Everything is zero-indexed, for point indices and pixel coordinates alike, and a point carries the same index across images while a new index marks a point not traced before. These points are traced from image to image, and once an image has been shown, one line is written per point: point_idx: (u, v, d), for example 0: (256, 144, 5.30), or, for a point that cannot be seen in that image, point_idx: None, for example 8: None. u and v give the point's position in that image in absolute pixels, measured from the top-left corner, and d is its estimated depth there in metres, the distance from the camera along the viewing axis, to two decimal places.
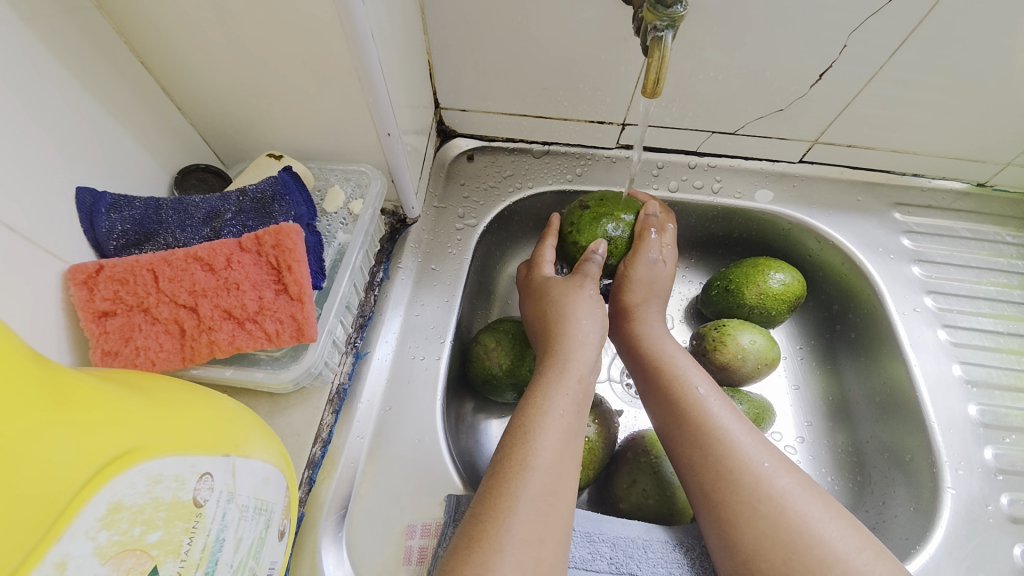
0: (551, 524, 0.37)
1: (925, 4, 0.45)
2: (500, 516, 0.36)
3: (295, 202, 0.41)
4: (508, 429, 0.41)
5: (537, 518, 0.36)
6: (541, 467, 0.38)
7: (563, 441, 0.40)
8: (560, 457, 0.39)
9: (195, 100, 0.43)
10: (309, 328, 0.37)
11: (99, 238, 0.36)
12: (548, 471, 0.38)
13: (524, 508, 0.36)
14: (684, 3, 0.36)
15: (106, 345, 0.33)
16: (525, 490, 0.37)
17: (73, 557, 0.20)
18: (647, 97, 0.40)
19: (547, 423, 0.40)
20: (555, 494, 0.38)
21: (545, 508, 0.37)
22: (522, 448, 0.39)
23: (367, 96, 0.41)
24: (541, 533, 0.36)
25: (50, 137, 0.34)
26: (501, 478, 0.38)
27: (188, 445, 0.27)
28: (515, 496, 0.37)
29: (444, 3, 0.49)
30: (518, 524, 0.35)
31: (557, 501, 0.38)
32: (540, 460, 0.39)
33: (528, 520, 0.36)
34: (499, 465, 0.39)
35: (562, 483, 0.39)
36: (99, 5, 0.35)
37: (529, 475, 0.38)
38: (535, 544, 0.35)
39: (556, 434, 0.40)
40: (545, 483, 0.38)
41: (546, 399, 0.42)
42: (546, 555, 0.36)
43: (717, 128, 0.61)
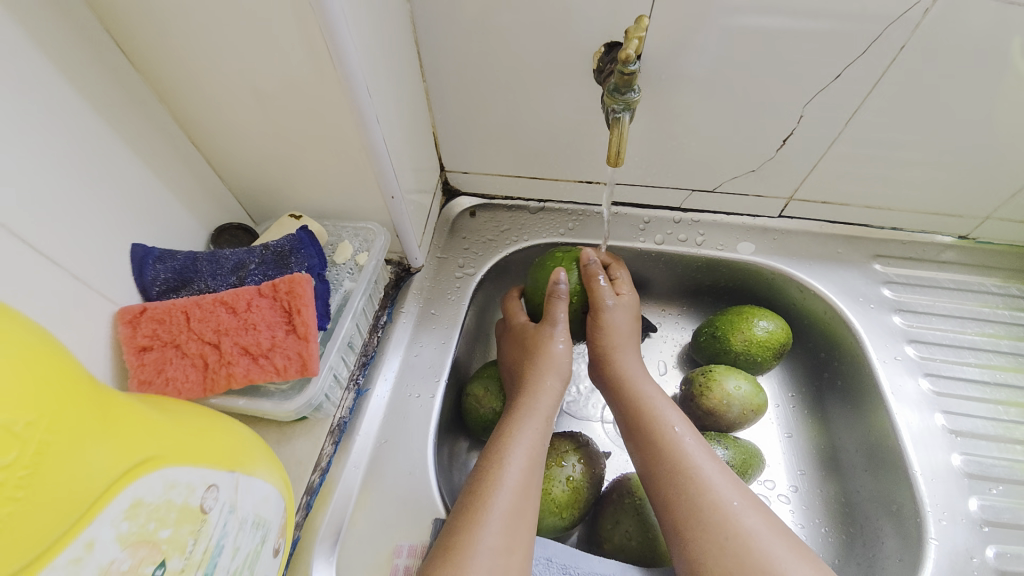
0: (518, 542, 0.41)
1: (869, 78, 0.51)
2: (470, 535, 0.40)
3: (309, 255, 0.47)
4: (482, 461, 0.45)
5: (506, 532, 0.40)
6: (509, 488, 0.42)
7: (530, 466, 0.44)
8: (526, 479, 0.44)
9: (234, 171, 0.52)
10: (312, 363, 0.42)
11: (145, 284, 0.43)
12: (516, 492, 0.42)
13: (494, 525, 0.40)
14: (636, 90, 0.43)
15: (142, 375, 0.39)
16: (495, 509, 0.41)
17: (100, 539, 0.25)
18: (611, 165, 0.47)
19: (513, 448, 0.45)
20: (523, 514, 0.42)
21: (513, 525, 0.41)
22: (494, 470, 0.43)
23: (374, 165, 0.49)
24: (508, 547, 0.40)
25: (115, 201, 0.42)
26: (475, 499, 0.42)
27: (199, 459, 0.32)
28: (486, 517, 0.41)
29: (447, 87, 0.58)
30: (488, 539, 0.40)
31: (524, 521, 0.42)
32: (507, 481, 0.43)
33: (497, 532, 0.40)
34: (473, 488, 0.43)
35: (529, 503, 0.43)
36: (162, 100, 0.45)
37: (499, 495, 0.42)
38: (501, 557, 0.39)
39: (523, 457, 0.45)
40: (512, 503, 0.42)
41: (517, 431, 0.46)
42: (512, 566, 0.40)
43: (696, 186, 0.67)
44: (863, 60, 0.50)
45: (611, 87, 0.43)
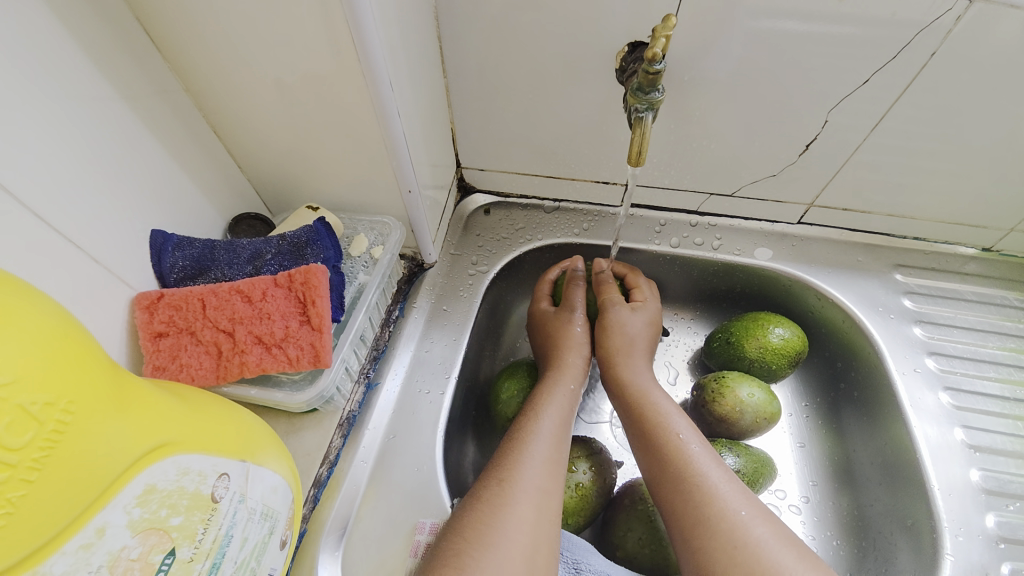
0: (556, 486, 0.46)
1: (899, 83, 0.50)
2: (515, 474, 0.45)
3: (325, 247, 0.47)
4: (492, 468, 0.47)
5: (546, 472, 0.46)
6: (544, 438, 0.48)
7: (561, 422, 0.51)
8: (558, 432, 0.50)
9: (253, 161, 0.52)
10: (324, 355, 0.42)
11: (163, 271, 0.43)
12: (550, 441, 0.48)
13: (536, 467, 0.46)
14: (660, 90, 0.43)
15: (157, 360, 0.39)
16: (536, 454, 0.47)
17: (110, 525, 0.25)
18: (631, 165, 0.46)
19: (548, 406, 0.51)
20: (557, 463, 0.48)
21: (552, 469, 0.46)
22: (531, 422, 0.50)
23: (392, 159, 0.48)
24: (550, 486, 0.45)
25: (136, 188, 0.42)
26: (518, 446, 0.47)
27: (212, 446, 0.32)
28: (526, 461, 0.46)
29: (466, 83, 0.58)
30: (531, 478, 0.45)
31: (557, 469, 0.47)
32: (543, 431, 0.49)
33: (540, 473, 0.46)
34: (511, 444, 0.48)
35: (561, 455, 0.48)
36: (186, 89, 0.45)
37: (536, 442, 0.48)
38: (543, 494, 0.44)
39: (557, 414, 0.51)
40: (549, 451, 0.48)
41: (550, 393, 0.53)
42: (553, 505, 0.45)
43: (715, 190, 0.66)
44: (892, 66, 0.49)
45: (635, 86, 0.43)
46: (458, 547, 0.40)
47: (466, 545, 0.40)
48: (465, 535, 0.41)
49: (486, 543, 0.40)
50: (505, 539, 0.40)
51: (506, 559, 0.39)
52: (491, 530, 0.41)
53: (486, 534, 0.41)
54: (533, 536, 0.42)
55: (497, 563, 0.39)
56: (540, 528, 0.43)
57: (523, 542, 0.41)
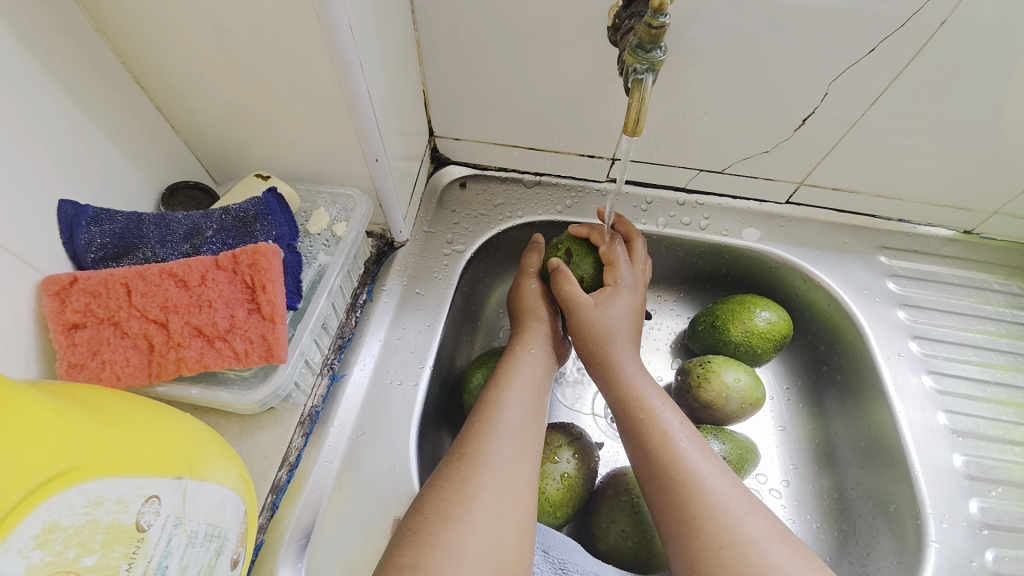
0: (525, 456, 0.43)
1: (904, 55, 0.47)
2: (481, 446, 0.42)
3: (278, 223, 0.41)
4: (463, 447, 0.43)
5: (516, 442, 0.43)
6: (515, 407, 0.45)
7: (532, 392, 0.48)
8: (530, 403, 0.47)
9: (189, 121, 0.44)
10: (279, 349, 0.37)
11: (77, 250, 0.36)
12: (522, 411, 0.45)
13: (506, 437, 0.43)
14: (663, 49, 0.38)
15: (72, 358, 0.33)
16: (506, 424, 0.44)
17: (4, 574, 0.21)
18: (627, 135, 0.42)
19: (520, 376, 0.48)
20: (531, 435, 0.44)
21: (522, 439, 0.43)
22: (501, 391, 0.46)
23: (355, 122, 0.42)
24: (519, 456, 0.42)
25: (38, 150, 0.34)
26: (484, 419, 0.44)
27: (134, 467, 0.27)
28: (495, 432, 0.43)
29: (440, 37, 0.51)
30: (500, 450, 0.42)
31: (529, 439, 0.44)
32: (514, 400, 0.46)
33: (510, 443, 0.42)
34: (479, 416, 0.45)
35: (533, 428, 0.45)
36: (98, 28, 0.37)
37: (507, 411, 0.45)
38: (514, 465, 0.41)
39: (529, 384, 0.48)
40: (521, 420, 0.44)
41: (524, 363, 0.50)
42: (522, 475, 0.41)
43: (705, 167, 0.62)
44: (901, 37, 0.45)
45: (634, 43, 0.38)
46: (417, 524, 0.37)
47: (425, 521, 0.37)
48: (427, 512, 0.38)
49: (449, 522, 0.37)
50: (467, 514, 0.38)
51: (466, 535, 0.37)
52: (454, 506, 0.38)
53: (447, 509, 0.38)
54: (498, 506, 0.39)
55: (456, 540, 0.36)
56: (509, 500, 0.40)
57: (487, 515, 0.38)
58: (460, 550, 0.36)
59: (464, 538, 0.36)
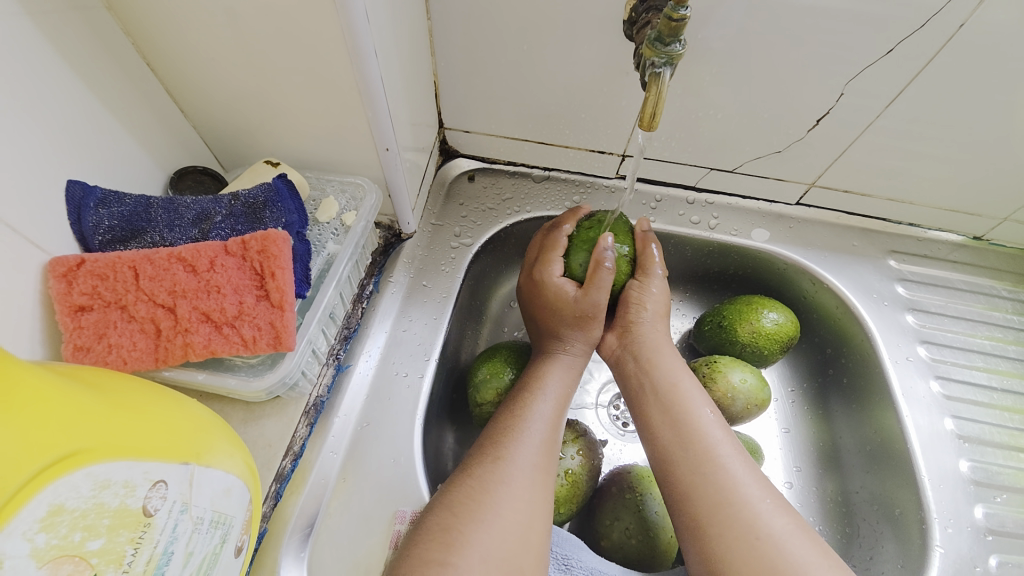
0: (551, 468, 0.42)
1: (922, 57, 0.46)
2: (510, 451, 0.41)
3: (287, 210, 0.41)
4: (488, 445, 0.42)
5: (542, 453, 0.42)
6: (541, 416, 0.44)
7: (559, 400, 0.46)
8: (556, 411, 0.45)
9: (199, 104, 0.44)
10: (287, 337, 0.36)
11: (85, 232, 0.36)
12: (548, 420, 0.44)
13: (531, 447, 0.42)
14: (682, 42, 0.38)
15: (78, 340, 0.33)
16: (532, 433, 0.43)
17: (9, 556, 0.20)
18: (642, 130, 0.42)
19: (548, 384, 0.47)
20: (555, 443, 0.44)
21: (548, 451, 0.43)
22: (529, 401, 0.45)
23: (367, 110, 0.42)
24: (546, 467, 0.42)
25: (46, 128, 0.34)
26: (510, 425, 0.43)
27: (142, 451, 0.27)
28: (521, 439, 0.42)
29: (453, 27, 0.50)
30: (526, 458, 0.41)
31: (553, 448, 0.43)
32: (540, 408, 0.45)
33: (535, 452, 0.42)
34: (505, 420, 0.44)
35: (557, 437, 0.44)
36: (109, 6, 0.36)
37: (533, 422, 0.43)
38: (539, 475, 0.41)
39: (558, 391, 0.47)
40: (547, 432, 0.43)
41: (553, 371, 0.48)
42: (549, 487, 0.41)
43: (715, 166, 0.62)
44: (919, 39, 0.45)
45: (653, 36, 0.38)
46: (446, 521, 0.37)
47: (454, 519, 0.37)
48: (454, 509, 0.38)
49: (476, 521, 0.37)
50: (496, 516, 0.38)
51: (496, 538, 0.37)
52: (483, 506, 0.38)
53: (475, 509, 0.38)
54: (527, 515, 0.39)
55: (487, 540, 0.36)
56: (536, 509, 0.39)
57: (516, 522, 0.38)
58: (489, 551, 0.36)
59: (493, 541, 0.36)
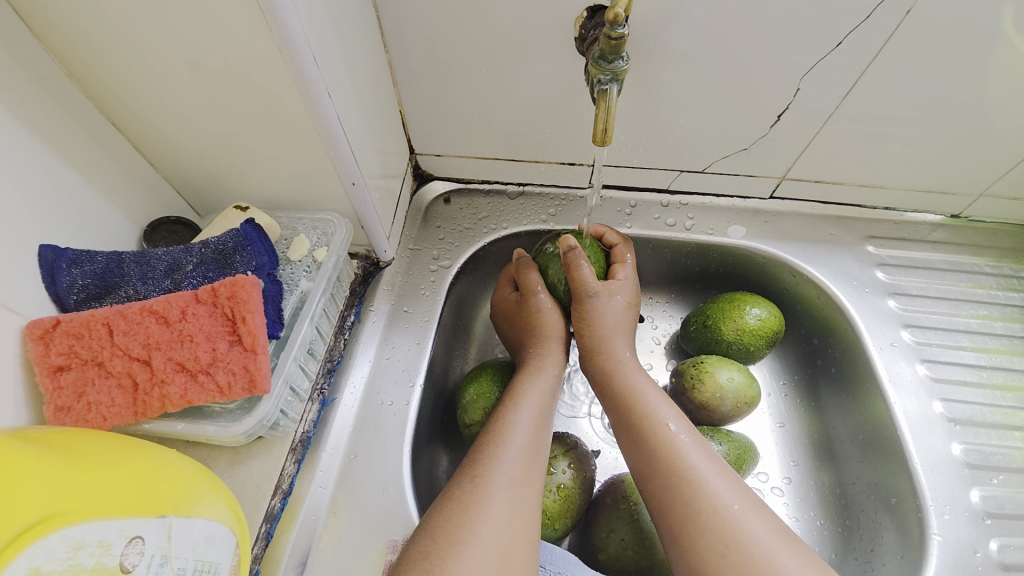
0: (533, 479, 0.43)
1: (872, 46, 0.47)
2: (489, 469, 0.42)
3: (257, 252, 0.42)
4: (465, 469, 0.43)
5: (523, 465, 0.43)
6: (520, 428, 0.45)
7: (539, 410, 0.47)
8: (538, 423, 0.46)
9: (167, 157, 0.45)
10: (261, 379, 0.37)
11: (60, 293, 0.36)
12: (528, 432, 0.45)
13: (511, 460, 0.42)
14: (625, 58, 0.39)
15: (58, 400, 0.34)
16: (511, 447, 0.43)
17: None
18: (597, 144, 0.42)
19: (527, 396, 0.48)
20: (536, 454, 0.44)
21: (529, 461, 0.43)
22: (507, 413, 0.46)
23: (329, 149, 0.43)
24: (527, 479, 0.42)
25: (16, 196, 0.35)
26: (490, 441, 0.44)
27: (116, 509, 0.28)
28: (500, 453, 0.43)
29: (412, 58, 0.52)
30: (505, 473, 0.42)
31: (535, 459, 0.44)
32: (519, 421, 0.45)
33: (515, 466, 0.42)
34: (484, 439, 0.44)
35: (539, 447, 0.45)
36: (70, 74, 0.37)
37: (512, 435, 0.44)
38: (519, 488, 0.41)
39: (536, 400, 0.48)
40: (527, 443, 0.44)
41: (530, 383, 0.49)
42: (530, 498, 0.42)
43: (685, 168, 0.62)
44: (868, 29, 0.46)
45: (596, 55, 0.39)
46: (427, 548, 0.37)
47: (435, 545, 0.37)
48: (435, 535, 0.38)
49: (453, 544, 0.37)
50: (474, 538, 0.38)
51: (474, 560, 0.36)
52: (460, 529, 0.38)
53: (455, 533, 0.38)
54: (507, 530, 0.39)
55: (464, 564, 0.36)
56: (516, 524, 0.39)
57: (495, 538, 0.38)
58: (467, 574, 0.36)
59: (471, 562, 0.36)
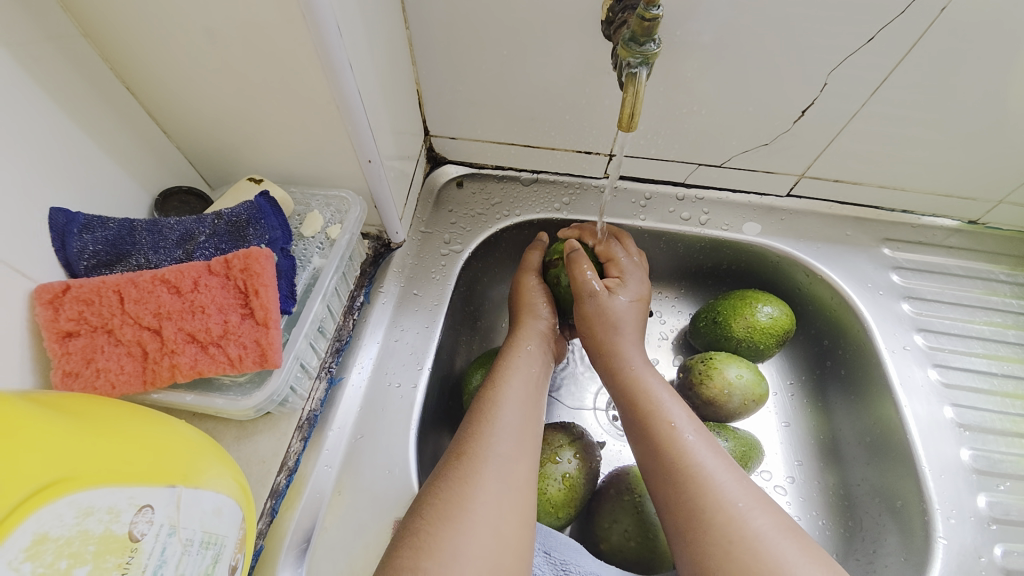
0: (524, 455, 0.42)
1: (905, 43, 0.46)
2: (482, 447, 0.41)
3: (271, 226, 0.41)
4: (458, 445, 0.42)
5: (514, 440, 0.43)
6: (510, 404, 0.45)
7: (529, 390, 0.47)
8: (527, 400, 0.46)
9: (181, 125, 0.44)
10: (273, 354, 0.36)
11: (70, 258, 0.36)
12: (518, 408, 0.45)
13: (503, 436, 0.42)
14: (657, 41, 0.38)
15: (66, 366, 0.33)
16: (502, 423, 0.43)
17: None
18: (622, 131, 0.42)
19: (516, 373, 0.48)
20: (527, 429, 0.44)
21: (519, 436, 0.43)
22: (498, 390, 0.46)
23: (347, 124, 0.42)
24: (518, 454, 0.42)
25: (28, 157, 0.34)
26: (483, 420, 0.44)
27: (126, 477, 0.27)
28: (492, 429, 0.43)
29: (432, 35, 0.50)
30: (495, 448, 0.41)
31: (526, 436, 0.44)
32: (512, 398, 0.45)
33: (506, 441, 0.42)
34: (478, 418, 0.44)
35: (529, 424, 0.45)
36: (85, 34, 0.36)
37: (505, 415, 0.44)
38: (510, 463, 0.41)
39: (525, 378, 0.48)
40: (517, 418, 0.44)
41: (520, 363, 0.49)
42: (523, 474, 0.41)
43: (703, 161, 0.61)
44: (902, 25, 0.44)
45: (627, 37, 0.38)
46: (419, 526, 0.37)
47: (426, 523, 0.37)
48: (428, 514, 0.38)
49: (445, 522, 0.37)
50: (469, 516, 0.37)
51: (467, 537, 0.36)
52: (453, 505, 0.38)
53: (448, 511, 0.37)
54: (500, 509, 0.39)
55: (456, 539, 0.36)
56: (507, 501, 0.39)
57: (489, 517, 0.38)
58: (461, 552, 0.35)
59: (464, 539, 0.36)
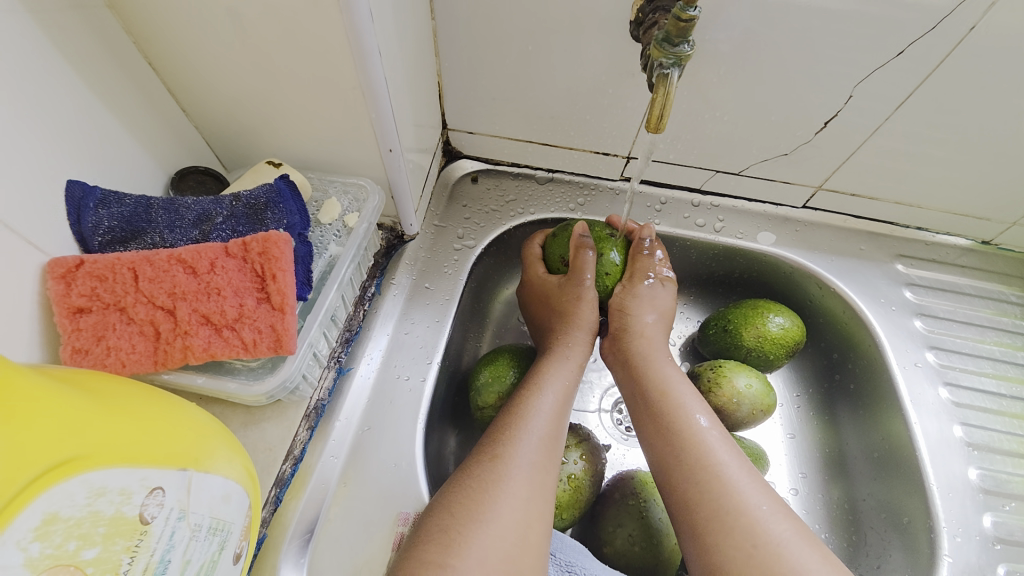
0: (551, 465, 0.42)
1: (932, 61, 0.45)
2: (510, 450, 0.41)
3: (289, 211, 0.40)
4: (487, 445, 0.42)
5: (542, 449, 0.42)
6: (544, 413, 0.44)
7: (562, 400, 0.46)
8: (560, 409, 0.45)
9: (200, 104, 0.43)
10: (287, 340, 0.36)
11: (84, 233, 0.35)
12: (549, 418, 0.44)
13: (532, 444, 0.41)
14: (691, 42, 0.37)
15: (76, 342, 0.32)
16: (532, 432, 0.42)
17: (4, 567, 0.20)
18: (649, 131, 0.41)
19: (549, 380, 0.47)
20: (556, 439, 0.43)
21: (549, 449, 0.42)
22: (530, 396, 0.45)
23: (371, 111, 0.41)
24: (545, 463, 0.41)
25: (47, 127, 0.33)
26: (510, 422, 0.43)
27: (139, 457, 0.27)
28: (522, 436, 0.42)
29: (457, 26, 0.50)
30: (525, 456, 0.41)
31: (555, 447, 0.43)
32: (544, 406, 0.44)
33: (535, 450, 0.41)
34: (503, 420, 0.43)
35: (559, 434, 0.44)
36: (111, 5, 0.36)
37: (534, 418, 0.43)
38: (538, 473, 0.40)
39: (560, 385, 0.47)
40: (548, 428, 0.43)
41: (554, 368, 0.48)
42: (548, 483, 0.41)
43: (721, 168, 0.61)
44: (930, 43, 0.44)
45: (661, 36, 0.38)
46: (445, 522, 0.37)
47: (453, 520, 0.37)
48: (453, 510, 0.38)
49: (474, 520, 0.37)
50: (495, 516, 0.37)
51: (493, 538, 0.36)
52: (480, 506, 0.37)
53: (475, 510, 0.37)
54: (527, 513, 0.38)
55: (482, 542, 0.36)
56: (535, 507, 0.39)
57: (516, 518, 0.38)
58: (487, 552, 0.35)
59: (493, 540, 0.36)
